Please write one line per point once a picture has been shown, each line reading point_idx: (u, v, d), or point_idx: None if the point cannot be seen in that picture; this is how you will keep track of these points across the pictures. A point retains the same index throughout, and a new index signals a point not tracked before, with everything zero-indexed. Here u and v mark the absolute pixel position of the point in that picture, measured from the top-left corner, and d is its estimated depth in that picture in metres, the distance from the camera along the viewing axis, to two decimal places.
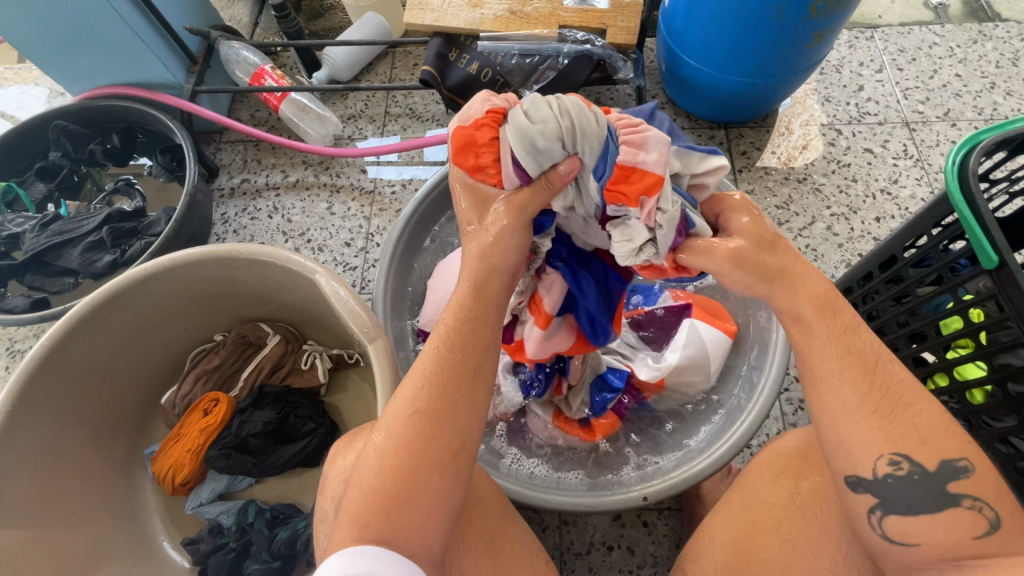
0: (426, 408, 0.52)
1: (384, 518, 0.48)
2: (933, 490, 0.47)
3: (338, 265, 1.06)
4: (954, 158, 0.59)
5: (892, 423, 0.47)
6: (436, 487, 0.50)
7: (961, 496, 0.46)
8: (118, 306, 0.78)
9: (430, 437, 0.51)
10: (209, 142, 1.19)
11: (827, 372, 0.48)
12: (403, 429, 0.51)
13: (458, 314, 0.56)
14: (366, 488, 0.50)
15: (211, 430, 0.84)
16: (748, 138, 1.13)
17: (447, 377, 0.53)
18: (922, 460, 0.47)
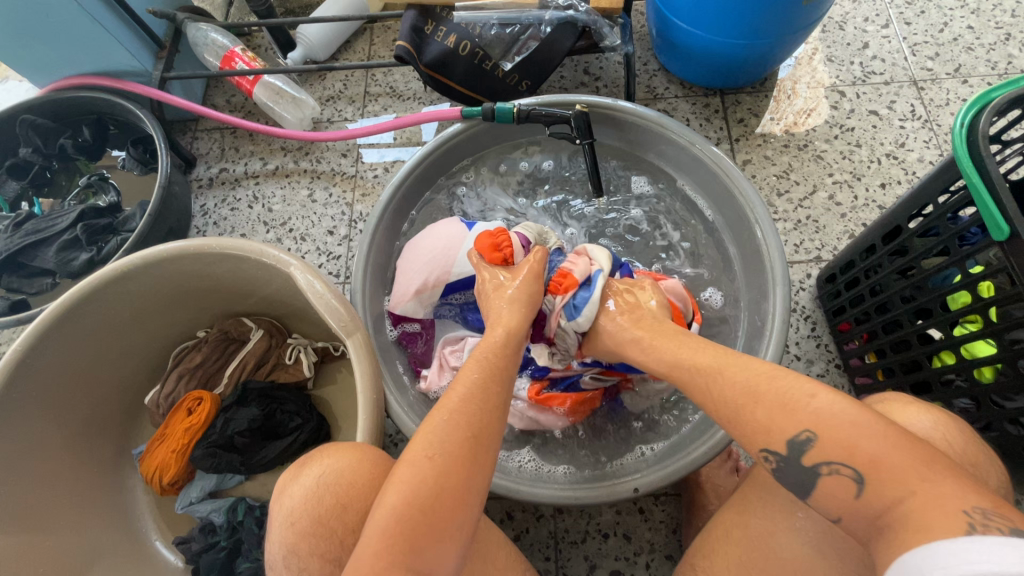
0: (480, 430, 0.49)
1: (420, 540, 0.43)
2: (799, 471, 0.43)
3: (321, 255, 1.03)
4: (963, 120, 0.54)
5: (765, 400, 0.46)
6: (471, 520, 0.45)
7: (818, 466, 0.42)
8: (93, 307, 0.75)
9: (479, 461, 0.47)
10: (184, 130, 1.15)
11: (702, 373, 0.52)
12: (457, 447, 0.47)
13: (495, 348, 0.58)
14: (410, 510, 0.43)
15: (195, 430, 0.82)
16: (746, 104, 1.07)
17: (492, 405, 0.51)
18: (776, 446, 0.44)
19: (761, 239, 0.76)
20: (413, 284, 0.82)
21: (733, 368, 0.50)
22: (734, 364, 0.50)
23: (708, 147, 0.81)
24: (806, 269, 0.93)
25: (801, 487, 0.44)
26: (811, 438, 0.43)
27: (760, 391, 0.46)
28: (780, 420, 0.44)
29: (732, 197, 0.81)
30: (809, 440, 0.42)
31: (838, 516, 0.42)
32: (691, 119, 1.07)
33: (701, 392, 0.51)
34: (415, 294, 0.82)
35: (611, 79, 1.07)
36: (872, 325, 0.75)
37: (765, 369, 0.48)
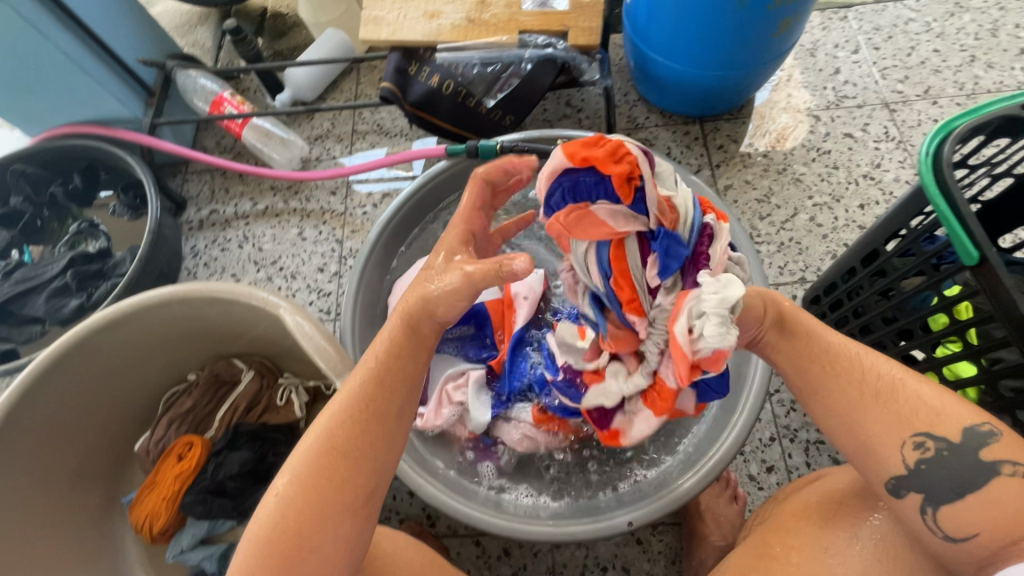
0: (344, 446, 0.49)
1: (288, 564, 0.45)
2: (969, 464, 0.45)
3: (311, 292, 1.03)
4: (928, 148, 0.56)
5: (908, 403, 0.47)
6: (342, 537, 0.47)
7: (997, 463, 0.45)
8: (81, 356, 0.75)
9: (344, 478, 0.49)
10: (174, 173, 1.17)
11: (822, 372, 0.51)
12: (318, 466, 0.48)
13: (388, 347, 0.55)
14: (263, 538, 0.46)
15: (186, 476, 0.82)
16: (725, 131, 1.09)
17: (366, 412, 0.51)
18: (943, 434, 0.46)
19: (744, 265, 0.77)
20: None
21: (877, 358, 0.50)
22: (869, 359, 0.50)
23: (689, 177, 0.83)
24: (792, 290, 0.94)
25: (951, 486, 0.46)
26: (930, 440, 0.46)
27: (905, 391, 0.48)
28: (950, 417, 0.46)
29: (714, 225, 0.82)
30: (994, 435, 0.45)
31: (975, 530, 0.45)
32: (672, 147, 1.09)
33: (827, 388, 0.50)
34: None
35: (593, 111, 1.10)
36: (857, 346, 0.75)
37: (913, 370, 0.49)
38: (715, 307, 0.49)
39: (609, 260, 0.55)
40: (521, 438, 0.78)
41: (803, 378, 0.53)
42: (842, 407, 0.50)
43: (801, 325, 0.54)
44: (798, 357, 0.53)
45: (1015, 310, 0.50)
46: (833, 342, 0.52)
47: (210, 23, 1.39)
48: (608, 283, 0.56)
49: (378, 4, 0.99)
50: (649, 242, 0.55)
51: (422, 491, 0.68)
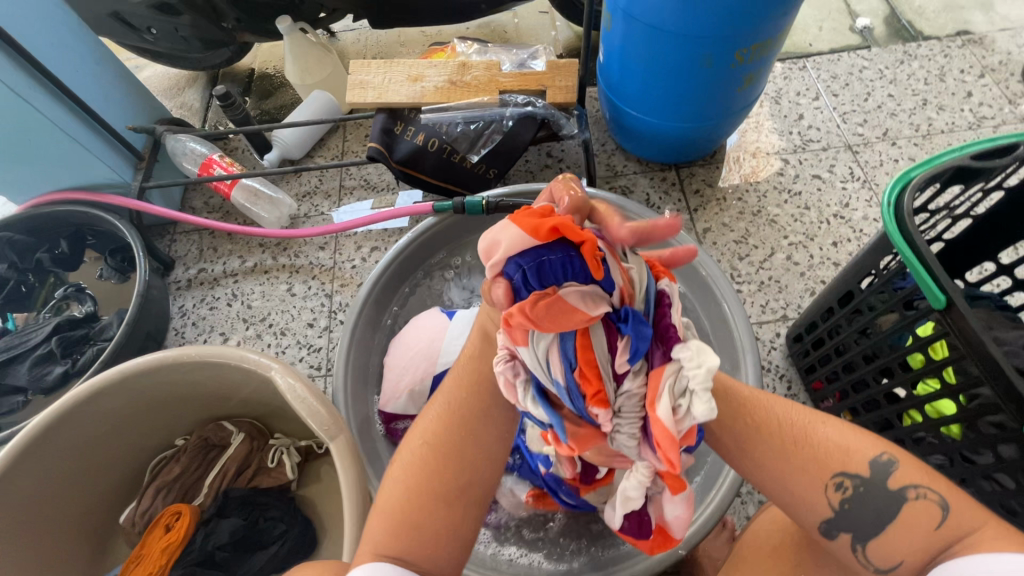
0: (449, 432, 0.55)
1: (408, 533, 0.50)
2: (884, 495, 0.48)
3: (301, 348, 1.03)
4: (889, 198, 0.60)
5: (821, 447, 0.49)
6: (455, 513, 0.52)
7: (903, 489, 0.48)
8: (68, 428, 0.74)
9: (451, 458, 0.54)
10: (163, 234, 1.18)
11: (747, 428, 0.51)
12: (428, 449, 0.55)
13: (477, 340, 0.61)
14: (391, 508, 0.52)
15: (173, 549, 0.78)
16: (700, 176, 1.14)
17: (470, 401, 0.57)
18: (856, 471, 0.48)
19: (727, 309, 0.80)
20: (403, 380, 0.84)
21: (785, 407, 0.52)
22: (774, 410, 0.52)
23: (669, 226, 0.87)
24: (775, 328, 0.97)
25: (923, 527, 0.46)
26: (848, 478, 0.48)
27: (815, 436, 0.50)
28: (856, 454, 0.49)
29: (696, 270, 0.85)
30: (894, 464, 0.48)
31: (899, 558, 0.47)
32: (651, 193, 1.13)
33: (751, 441, 0.51)
34: (403, 391, 0.83)
35: (573, 161, 1.14)
36: (842, 384, 0.77)
37: (817, 413, 0.51)
38: (702, 383, 0.43)
39: (572, 349, 0.47)
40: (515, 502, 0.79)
41: (731, 438, 0.51)
42: (769, 462, 0.50)
43: (723, 385, 0.54)
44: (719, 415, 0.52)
45: (984, 349, 0.53)
46: (743, 392, 0.54)
47: (199, 86, 1.43)
48: (572, 375, 0.48)
49: (363, 69, 1.03)
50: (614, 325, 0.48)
51: None
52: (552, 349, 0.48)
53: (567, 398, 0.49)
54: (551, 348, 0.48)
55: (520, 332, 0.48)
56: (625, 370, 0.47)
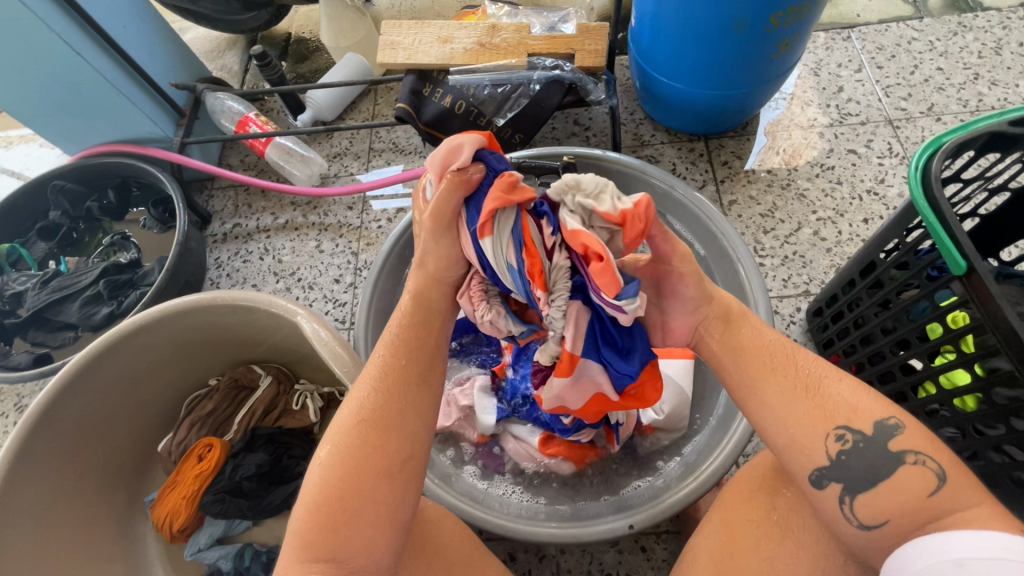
0: (371, 415, 0.53)
1: (331, 533, 0.48)
2: (880, 455, 0.47)
3: (328, 302, 1.07)
4: (917, 163, 0.58)
5: (829, 399, 0.48)
6: (384, 500, 0.50)
7: (902, 453, 0.46)
8: (112, 360, 0.80)
9: (376, 444, 0.52)
10: (201, 189, 1.23)
11: (760, 366, 0.52)
12: (350, 436, 0.53)
13: (402, 321, 0.60)
14: (312, 504, 0.50)
15: (205, 476, 0.85)
16: (729, 147, 1.12)
17: (393, 384, 0.55)
18: (860, 427, 0.47)
19: (745, 276, 0.79)
20: None
21: (809, 357, 0.51)
22: (799, 356, 0.52)
23: (691, 193, 0.86)
24: (796, 303, 0.95)
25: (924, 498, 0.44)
26: (850, 433, 0.47)
27: (828, 389, 0.49)
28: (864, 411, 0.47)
29: (716, 239, 0.85)
30: (899, 427, 0.47)
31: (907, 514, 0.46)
32: (677, 163, 1.12)
33: (753, 355, 0.53)
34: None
35: (600, 129, 1.14)
36: (858, 357, 0.76)
37: (834, 369, 0.50)
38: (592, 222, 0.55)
39: (522, 227, 0.58)
40: (521, 452, 0.82)
41: (741, 370, 0.53)
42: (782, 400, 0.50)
43: (736, 309, 0.57)
44: (742, 350, 0.54)
45: (1004, 319, 0.52)
46: (764, 337, 0.54)
47: (238, 49, 1.47)
48: (520, 259, 0.57)
49: (394, 30, 1.04)
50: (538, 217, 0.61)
51: (434, 494, 0.71)
52: (509, 229, 0.58)
53: (520, 280, 0.58)
54: (508, 232, 0.58)
55: (487, 211, 0.56)
56: (553, 243, 0.58)
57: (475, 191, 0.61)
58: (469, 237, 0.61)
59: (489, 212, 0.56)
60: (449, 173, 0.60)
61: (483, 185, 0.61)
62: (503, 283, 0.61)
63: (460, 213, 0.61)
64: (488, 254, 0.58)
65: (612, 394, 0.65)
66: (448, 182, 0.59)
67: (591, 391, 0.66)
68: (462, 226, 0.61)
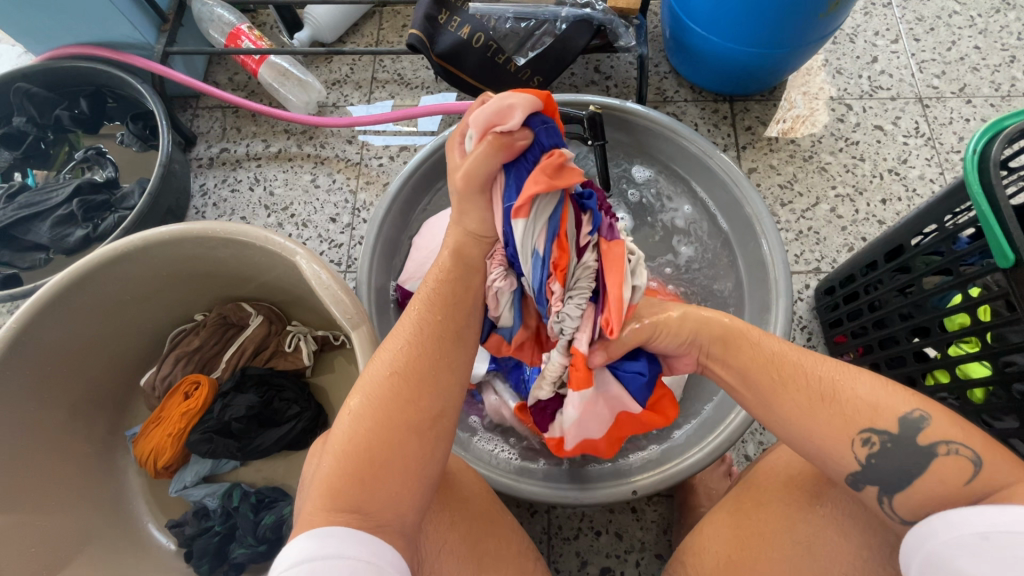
0: (404, 367, 0.52)
1: (359, 484, 0.46)
2: (910, 452, 0.45)
3: (323, 242, 1.02)
4: (974, 146, 0.55)
5: (850, 404, 0.46)
6: (415, 452, 0.48)
7: (934, 445, 0.45)
8: (91, 287, 0.74)
9: (408, 398, 0.50)
10: (185, 107, 1.13)
11: (772, 377, 0.50)
12: (381, 389, 0.50)
13: (439, 276, 0.57)
14: (340, 454, 0.47)
15: (191, 415, 0.82)
16: (754, 112, 1.07)
17: (428, 337, 0.53)
18: (884, 427, 0.46)
19: (767, 253, 0.77)
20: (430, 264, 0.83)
21: (818, 363, 0.49)
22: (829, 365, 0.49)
23: (720, 156, 0.82)
24: (805, 280, 0.94)
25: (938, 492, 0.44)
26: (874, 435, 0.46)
27: (845, 391, 0.47)
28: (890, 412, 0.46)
29: (739, 206, 0.82)
30: (922, 418, 0.45)
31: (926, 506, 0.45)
32: (699, 124, 1.07)
33: (767, 372, 0.50)
34: None
35: (622, 80, 1.07)
36: (868, 339, 0.77)
37: (847, 368, 0.48)
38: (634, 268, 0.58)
39: (559, 217, 0.55)
40: (499, 412, 0.80)
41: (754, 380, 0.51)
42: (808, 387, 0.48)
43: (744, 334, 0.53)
44: (748, 352, 0.52)
45: None
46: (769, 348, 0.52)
47: None
48: (552, 244, 0.55)
49: None
50: (579, 205, 0.58)
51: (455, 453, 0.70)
52: (547, 217, 0.54)
53: (541, 269, 0.55)
54: (545, 219, 0.55)
55: (528, 193, 0.52)
56: (586, 243, 0.57)
57: (517, 158, 0.55)
58: (502, 207, 0.56)
59: (529, 195, 0.52)
60: (494, 134, 0.53)
61: (527, 153, 0.55)
62: (520, 265, 0.57)
63: (496, 176, 0.55)
64: (517, 235, 0.54)
65: (634, 408, 0.64)
66: (489, 143, 0.53)
67: (609, 406, 0.64)
68: (496, 193, 0.56)
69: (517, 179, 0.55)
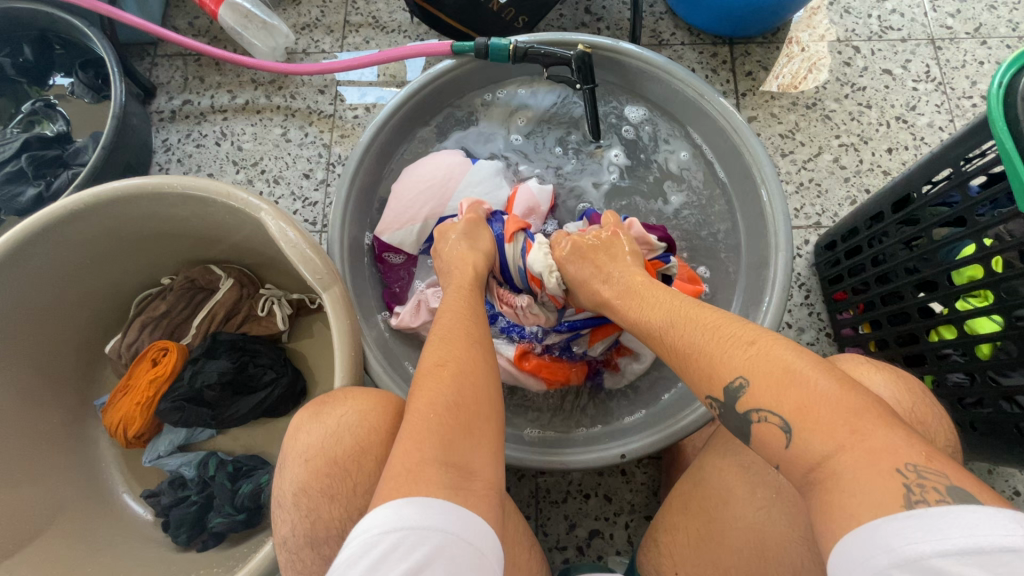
0: (473, 337, 0.52)
1: (462, 436, 0.43)
2: (737, 422, 0.43)
3: (296, 200, 0.96)
4: (1000, 80, 0.50)
5: None
6: (492, 413, 0.46)
7: (749, 413, 0.41)
8: (42, 249, 0.68)
9: (483, 360, 0.50)
10: (142, 55, 1.05)
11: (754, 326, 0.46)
12: (456, 349, 0.50)
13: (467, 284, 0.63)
14: (435, 404, 0.44)
15: (160, 383, 0.78)
16: (755, 56, 1.00)
17: (481, 322, 0.56)
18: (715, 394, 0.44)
19: (767, 202, 0.72)
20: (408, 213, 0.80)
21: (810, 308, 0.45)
22: (771, 333, 0.44)
23: (718, 99, 0.76)
24: (805, 234, 0.90)
25: None
26: (752, 382, 0.42)
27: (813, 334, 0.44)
28: None
29: (739, 155, 0.76)
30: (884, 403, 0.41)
31: None
32: (697, 69, 1.00)
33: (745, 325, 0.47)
34: (409, 222, 0.79)
35: (615, 21, 0.99)
36: (870, 295, 0.73)
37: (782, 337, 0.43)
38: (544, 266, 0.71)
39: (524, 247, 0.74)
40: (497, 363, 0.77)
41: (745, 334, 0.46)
42: None
43: None
44: (697, 321, 0.49)
45: None
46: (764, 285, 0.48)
47: None
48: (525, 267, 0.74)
49: None
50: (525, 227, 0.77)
51: None
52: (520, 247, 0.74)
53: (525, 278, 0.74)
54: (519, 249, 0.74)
55: (513, 227, 0.74)
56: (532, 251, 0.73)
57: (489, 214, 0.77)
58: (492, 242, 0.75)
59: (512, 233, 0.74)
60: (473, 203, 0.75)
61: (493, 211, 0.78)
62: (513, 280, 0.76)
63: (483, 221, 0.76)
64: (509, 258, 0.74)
65: None
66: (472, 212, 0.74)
67: None
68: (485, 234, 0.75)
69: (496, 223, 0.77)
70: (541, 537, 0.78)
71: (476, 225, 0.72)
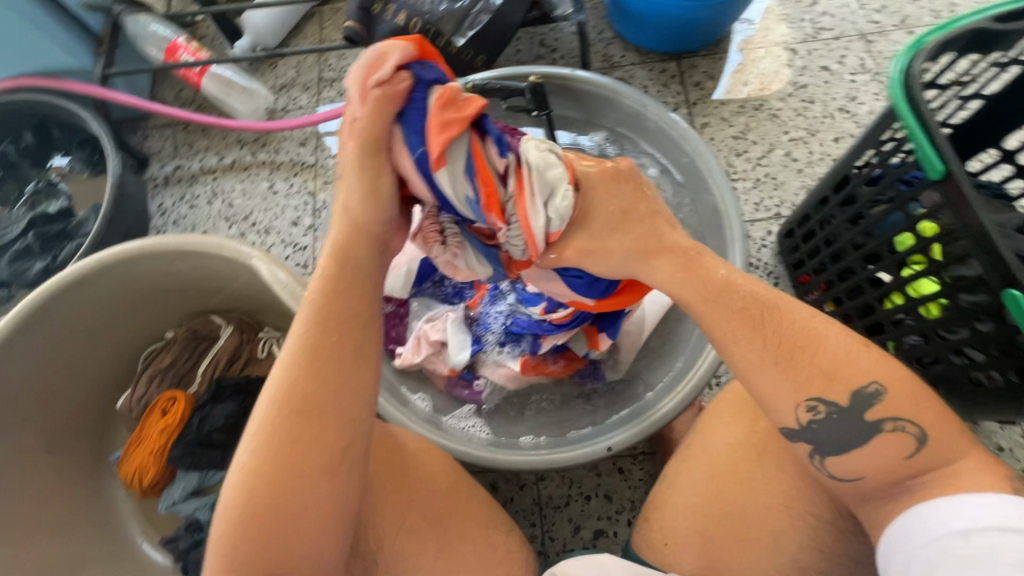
0: (298, 405, 0.47)
1: (263, 540, 0.45)
2: (842, 426, 0.45)
3: (286, 246, 1.01)
4: (898, 66, 0.56)
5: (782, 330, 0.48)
6: (323, 499, 0.46)
7: (875, 421, 0.45)
8: (52, 315, 0.73)
9: (309, 436, 0.47)
10: (135, 129, 1.12)
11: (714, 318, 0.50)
12: (274, 428, 0.47)
13: (323, 287, 0.52)
14: (243, 501, 0.45)
15: (170, 431, 0.82)
16: (701, 67, 1.07)
17: (320, 365, 0.49)
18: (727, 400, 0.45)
19: (719, 196, 0.77)
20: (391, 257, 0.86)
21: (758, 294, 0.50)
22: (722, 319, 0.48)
23: (665, 112, 0.82)
24: (766, 226, 0.95)
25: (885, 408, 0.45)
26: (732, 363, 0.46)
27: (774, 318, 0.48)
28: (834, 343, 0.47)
29: (690, 160, 0.82)
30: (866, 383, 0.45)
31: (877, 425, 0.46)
32: (648, 85, 1.07)
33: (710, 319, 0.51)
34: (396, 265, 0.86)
35: (567, 51, 1.07)
36: (828, 274, 0.77)
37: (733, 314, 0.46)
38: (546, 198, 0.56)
39: (474, 158, 0.55)
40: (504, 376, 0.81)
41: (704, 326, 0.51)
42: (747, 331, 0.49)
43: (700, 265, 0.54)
44: None
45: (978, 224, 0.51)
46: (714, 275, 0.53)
47: None
48: (478, 191, 0.56)
49: None
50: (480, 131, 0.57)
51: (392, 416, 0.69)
52: (464, 163, 0.55)
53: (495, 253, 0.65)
54: (462, 166, 0.55)
55: (440, 142, 0.53)
56: (505, 169, 0.57)
57: (403, 108, 0.54)
58: (410, 160, 0.54)
59: (440, 145, 0.53)
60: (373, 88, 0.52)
61: (414, 94, 0.54)
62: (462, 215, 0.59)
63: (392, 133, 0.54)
64: (446, 189, 0.55)
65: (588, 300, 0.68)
66: (372, 99, 0.52)
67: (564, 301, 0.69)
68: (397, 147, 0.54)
69: (414, 129, 0.54)
70: (548, 542, 0.81)
71: (377, 154, 0.53)
